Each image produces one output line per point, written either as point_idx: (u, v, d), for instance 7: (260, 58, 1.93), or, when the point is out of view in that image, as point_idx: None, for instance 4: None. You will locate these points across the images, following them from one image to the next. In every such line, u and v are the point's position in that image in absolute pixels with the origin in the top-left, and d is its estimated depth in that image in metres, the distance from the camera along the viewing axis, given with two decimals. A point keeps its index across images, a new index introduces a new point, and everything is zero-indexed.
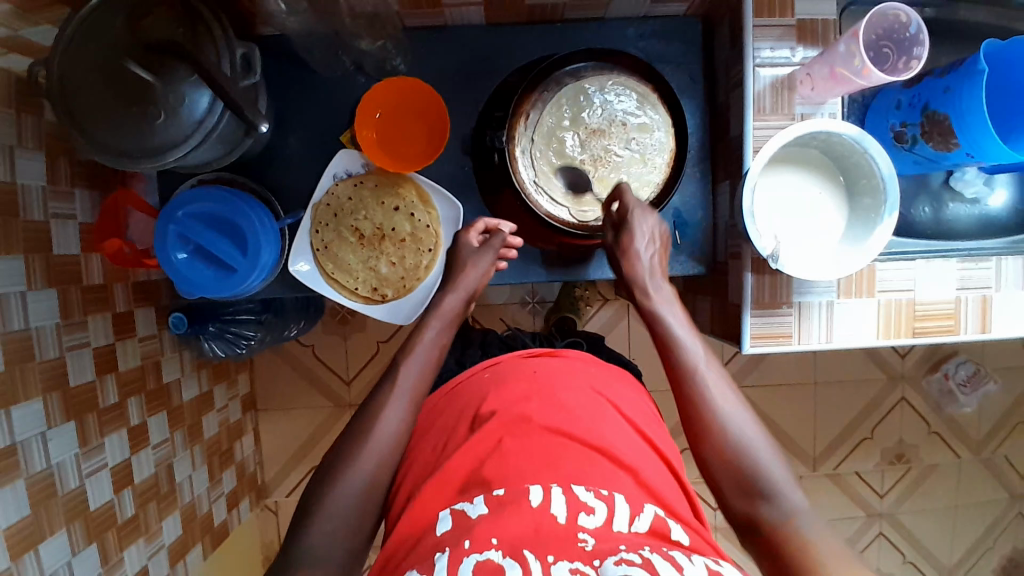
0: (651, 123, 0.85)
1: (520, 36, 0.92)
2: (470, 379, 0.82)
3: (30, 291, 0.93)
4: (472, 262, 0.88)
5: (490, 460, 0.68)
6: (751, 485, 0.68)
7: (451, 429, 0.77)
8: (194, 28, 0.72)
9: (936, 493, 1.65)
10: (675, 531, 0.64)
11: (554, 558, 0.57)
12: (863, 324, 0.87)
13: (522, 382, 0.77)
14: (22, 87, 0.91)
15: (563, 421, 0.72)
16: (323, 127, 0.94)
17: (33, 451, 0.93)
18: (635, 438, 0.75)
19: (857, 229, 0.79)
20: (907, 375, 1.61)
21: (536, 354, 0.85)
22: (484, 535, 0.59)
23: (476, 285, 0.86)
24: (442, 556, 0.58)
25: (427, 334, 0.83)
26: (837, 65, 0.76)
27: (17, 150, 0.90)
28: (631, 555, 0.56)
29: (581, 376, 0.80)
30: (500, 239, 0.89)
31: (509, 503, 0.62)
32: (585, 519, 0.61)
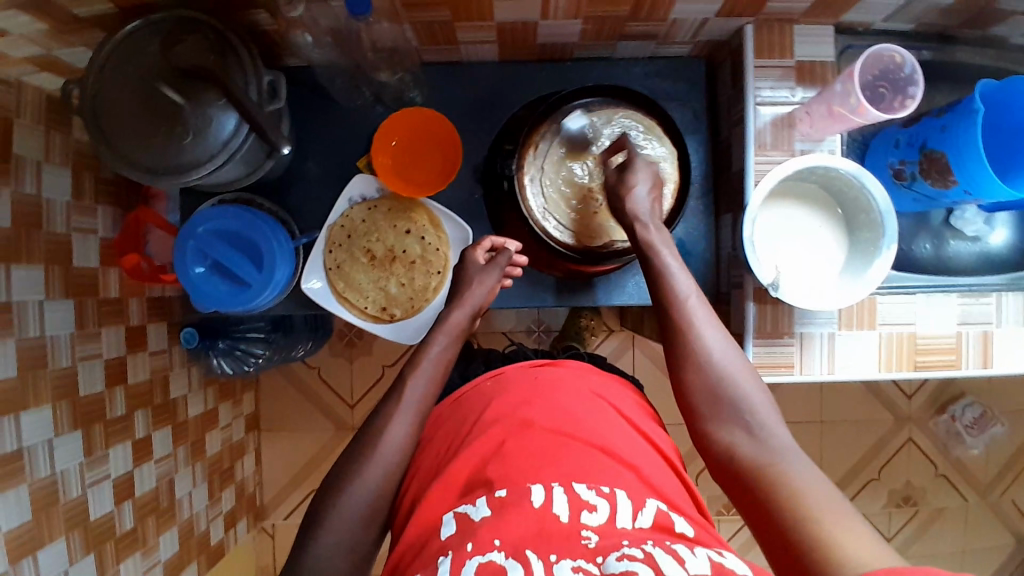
0: (657, 155, 0.89)
1: (531, 72, 0.97)
2: (474, 388, 0.84)
3: (48, 301, 0.96)
4: (478, 279, 0.90)
5: (494, 461, 0.69)
6: (736, 430, 0.69)
7: (455, 433, 0.78)
8: (225, 55, 0.76)
9: (945, 538, 1.61)
10: (679, 525, 0.65)
11: (557, 557, 0.58)
12: (864, 356, 0.88)
13: (524, 388, 0.79)
14: (54, 106, 0.96)
15: (564, 424, 0.73)
16: (341, 152, 0.98)
17: (39, 457, 0.94)
18: (638, 439, 0.76)
19: (857, 261, 0.81)
20: (913, 415, 1.60)
21: (540, 362, 0.86)
22: (486, 537, 0.60)
23: (482, 302, 0.88)
24: (445, 560, 0.60)
25: (433, 350, 0.85)
26: (834, 103, 0.79)
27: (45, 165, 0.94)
28: (633, 550, 0.57)
29: (581, 381, 0.81)
30: (505, 256, 0.91)
31: (511, 503, 0.63)
32: (588, 517, 0.62)
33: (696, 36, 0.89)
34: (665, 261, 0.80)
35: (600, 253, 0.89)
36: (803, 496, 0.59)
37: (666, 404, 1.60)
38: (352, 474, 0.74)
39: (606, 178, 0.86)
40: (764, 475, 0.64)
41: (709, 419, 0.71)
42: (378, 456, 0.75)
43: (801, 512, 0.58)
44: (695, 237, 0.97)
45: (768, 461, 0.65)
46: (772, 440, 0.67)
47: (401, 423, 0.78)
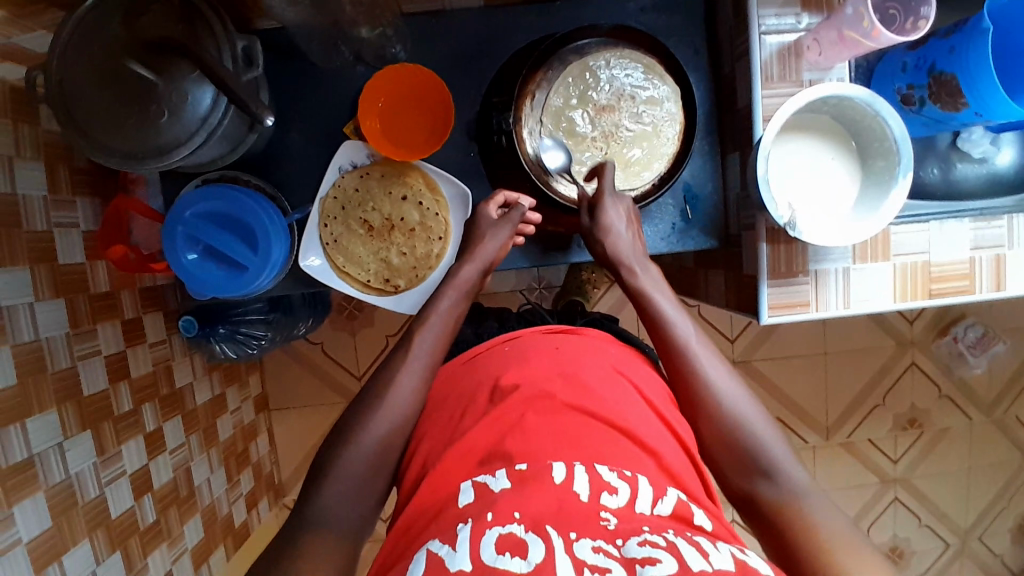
0: (659, 95, 0.84)
1: (519, 17, 0.91)
2: (490, 351, 0.82)
3: (38, 302, 0.93)
4: (489, 234, 0.87)
5: (513, 435, 0.68)
6: (750, 467, 0.71)
7: (469, 397, 0.77)
8: (194, 24, 0.71)
9: (950, 456, 1.66)
10: (698, 517, 0.64)
11: (577, 535, 0.57)
12: (880, 289, 0.87)
13: (545, 359, 0.78)
14: (17, 96, 0.89)
15: (586, 400, 0.72)
16: (325, 119, 0.92)
17: (51, 462, 0.93)
18: (651, 416, 0.74)
19: (872, 192, 0.79)
20: (916, 340, 1.62)
21: (556, 331, 0.85)
22: (506, 509, 0.59)
23: (493, 256, 0.85)
24: (465, 527, 0.59)
25: (442, 305, 0.83)
26: (845, 28, 0.75)
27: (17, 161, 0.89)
28: (656, 537, 0.57)
29: (602, 356, 0.80)
30: (518, 211, 0.87)
31: (532, 478, 0.63)
32: (607, 499, 0.62)
33: None
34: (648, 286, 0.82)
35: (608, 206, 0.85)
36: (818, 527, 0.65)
37: None
38: (379, 451, 0.73)
39: (608, 107, 0.84)
40: (790, 518, 0.66)
41: (728, 468, 0.73)
42: (399, 427, 0.75)
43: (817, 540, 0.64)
44: (702, 180, 0.94)
45: (790, 503, 0.67)
46: (790, 481, 0.69)
47: (419, 394, 0.77)
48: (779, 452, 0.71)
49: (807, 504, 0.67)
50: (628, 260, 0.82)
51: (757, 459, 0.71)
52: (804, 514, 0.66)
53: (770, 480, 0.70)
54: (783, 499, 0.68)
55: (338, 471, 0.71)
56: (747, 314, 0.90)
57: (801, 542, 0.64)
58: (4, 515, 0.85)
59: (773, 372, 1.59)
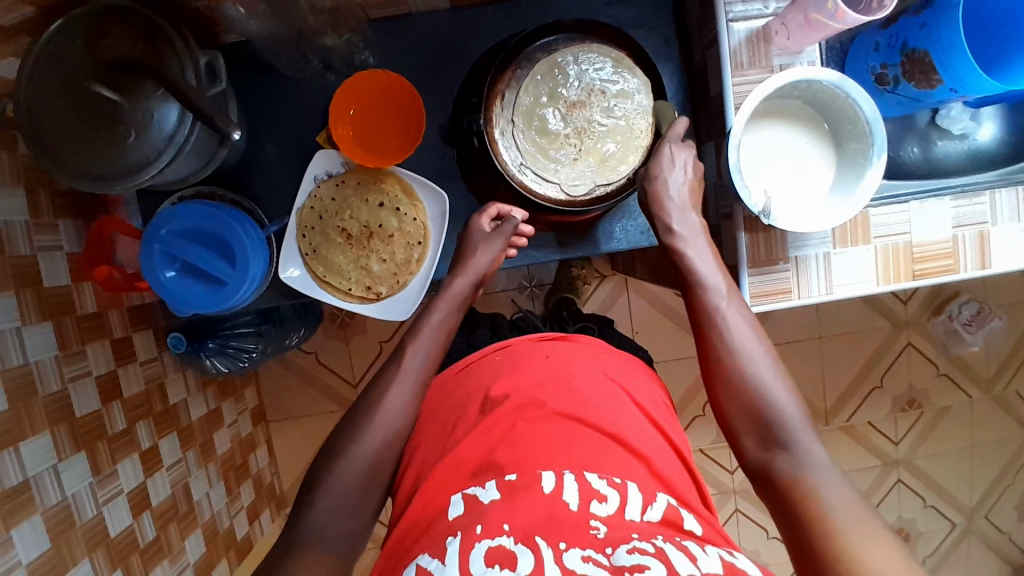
0: (630, 88, 0.83)
1: (486, 17, 0.91)
2: (483, 361, 0.82)
3: (26, 327, 0.93)
4: (482, 247, 0.87)
5: (503, 446, 0.69)
6: (767, 439, 0.69)
7: (460, 410, 0.77)
8: (156, 43, 0.71)
9: (951, 435, 1.65)
10: (688, 522, 0.64)
11: (566, 545, 0.57)
12: (862, 272, 0.86)
13: (539, 366, 0.78)
14: None
15: (577, 407, 0.72)
16: (298, 129, 0.92)
17: (47, 484, 0.93)
18: (647, 425, 0.75)
19: (846, 175, 0.78)
20: (912, 320, 1.61)
21: (549, 338, 0.85)
22: (496, 520, 0.60)
23: (484, 269, 0.86)
24: (454, 540, 0.59)
25: (433, 318, 0.83)
26: (810, 11, 0.74)
27: None
28: (643, 544, 0.56)
29: (594, 363, 0.80)
30: (511, 224, 0.87)
31: (521, 488, 0.63)
32: (597, 506, 0.62)
33: None
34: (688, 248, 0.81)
35: (584, 202, 0.85)
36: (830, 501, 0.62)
37: (667, 342, 1.60)
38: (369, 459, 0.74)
39: (579, 104, 0.83)
40: (798, 489, 0.64)
41: (744, 435, 0.71)
42: (384, 431, 0.75)
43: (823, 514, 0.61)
44: None
45: (803, 474, 0.65)
46: (805, 450, 0.67)
47: (405, 396, 0.78)
48: (798, 425, 0.69)
49: (819, 475, 0.64)
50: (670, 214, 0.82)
51: (774, 428, 0.69)
52: (813, 486, 0.64)
53: (786, 448, 0.67)
54: (797, 470, 0.65)
55: (324, 482, 0.71)
56: (731, 304, 0.89)
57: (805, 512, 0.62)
58: (0, 540, 0.85)
59: None
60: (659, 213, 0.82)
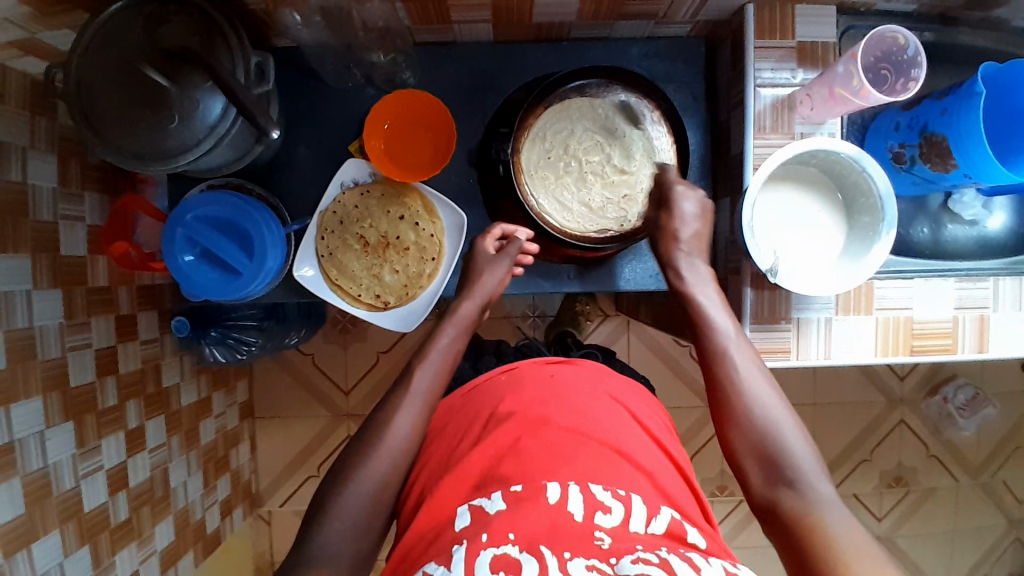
0: (629, 121, 0.86)
1: (526, 53, 0.94)
2: (488, 381, 0.84)
3: (35, 291, 0.97)
4: (487, 271, 0.89)
5: (507, 459, 0.70)
6: (777, 479, 0.67)
7: (466, 427, 0.78)
8: (211, 37, 0.73)
9: (935, 517, 1.64)
10: (692, 535, 0.64)
11: (571, 554, 0.58)
12: (861, 342, 0.87)
13: (540, 386, 0.79)
14: (36, 89, 0.98)
15: (578, 423, 0.74)
16: (331, 135, 0.95)
17: (31, 449, 0.94)
18: (651, 446, 0.77)
19: (856, 245, 0.81)
20: (906, 398, 1.61)
21: (554, 361, 0.87)
22: (500, 529, 0.60)
23: (492, 291, 0.88)
24: (460, 548, 0.60)
25: (442, 340, 0.85)
26: (836, 86, 0.77)
27: (30, 152, 0.96)
28: (649, 555, 0.58)
29: (597, 385, 0.82)
30: (516, 246, 0.90)
31: (526, 498, 0.64)
32: (601, 518, 0.63)
33: (695, 17, 0.87)
34: (702, 297, 0.80)
35: (596, 238, 0.85)
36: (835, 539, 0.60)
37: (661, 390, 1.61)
38: (353, 461, 0.74)
39: (585, 136, 0.85)
40: (804, 526, 0.62)
41: (751, 468, 0.70)
42: (372, 441, 0.75)
43: (829, 548, 0.59)
44: None
45: (810, 511, 0.63)
46: (816, 489, 0.66)
47: (397, 408, 0.78)
48: (807, 464, 0.68)
49: (826, 511, 0.63)
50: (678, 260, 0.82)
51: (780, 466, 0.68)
52: (823, 522, 0.62)
53: (792, 488, 0.66)
54: (808, 507, 0.64)
55: None
56: None
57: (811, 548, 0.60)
58: None
59: None
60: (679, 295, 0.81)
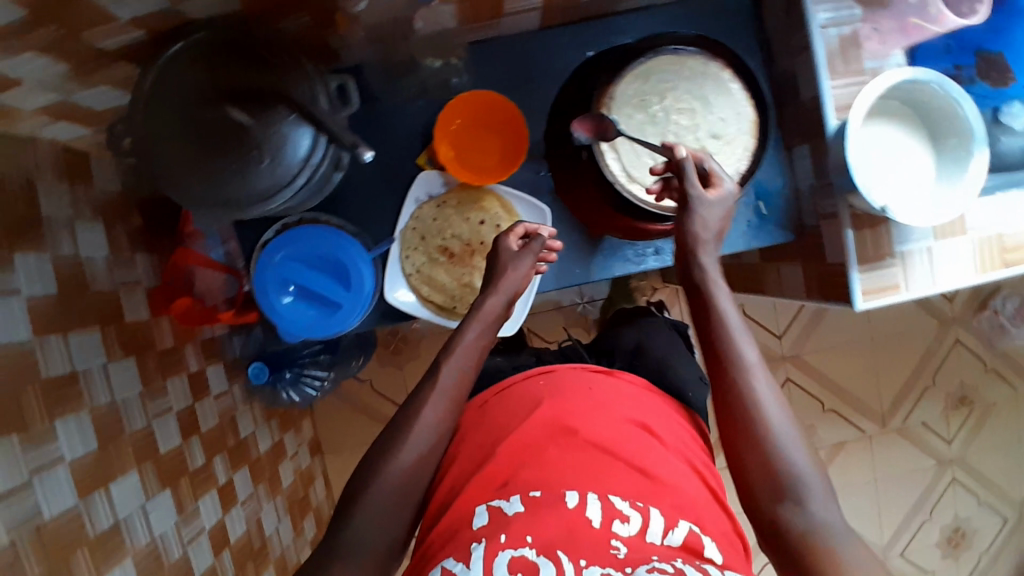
0: (706, 80, 0.82)
1: (575, 34, 0.93)
2: (524, 382, 0.84)
3: (111, 362, 0.92)
4: (511, 266, 0.83)
5: (532, 465, 0.71)
6: (782, 493, 0.66)
7: (499, 430, 0.77)
8: (284, 63, 0.71)
9: (1001, 429, 1.68)
10: (709, 550, 0.65)
11: (586, 562, 0.61)
12: (961, 264, 0.87)
13: (578, 396, 0.79)
14: (70, 156, 0.93)
15: (613, 437, 0.74)
16: (394, 151, 0.92)
17: (136, 525, 0.89)
18: (674, 451, 0.76)
19: (948, 167, 0.81)
20: (957, 317, 1.64)
21: (595, 368, 0.86)
22: (519, 531, 0.63)
23: (517, 288, 0.81)
24: (478, 546, 0.63)
25: (467, 337, 0.80)
26: (909, 16, 0.83)
27: (79, 224, 0.90)
28: (663, 564, 0.60)
29: (632, 397, 0.81)
30: (538, 244, 0.84)
31: (545, 504, 0.66)
32: (619, 526, 0.65)
33: None
34: (715, 289, 0.75)
35: None
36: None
37: None
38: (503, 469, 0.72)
39: (663, 104, 0.82)
40: (818, 552, 0.62)
41: (756, 484, 0.67)
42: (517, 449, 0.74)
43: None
44: (771, 175, 0.95)
45: (816, 536, 0.63)
46: (821, 513, 0.64)
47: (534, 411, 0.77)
48: (813, 480, 0.66)
49: (839, 542, 0.63)
50: (699, 239, 0.75)
51: (786, 483, 0.65)
52: (831, 549, 0.62)
53: (798, 507, 0.64)
54: (808, 529, 0.64)
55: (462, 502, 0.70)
56: (836, 302, 0.89)
57: None
58: None
59: (824, 361, 1.61)
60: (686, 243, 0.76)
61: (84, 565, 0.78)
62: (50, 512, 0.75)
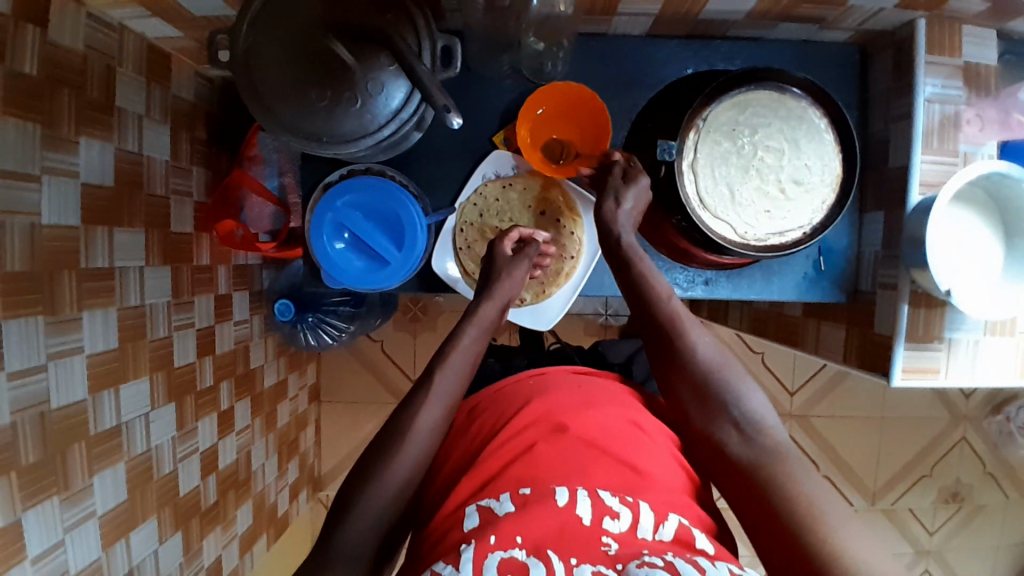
0: (799, 126, 0.81)
1: (677, 49, 0.91)
2: (515, 383, 0.83)
3: (147, 267, 0.92)
4: (507, 270, 0.84)
5: (522, 461, 0.69)
6: (723, 421, 0.73)
7: (489, 426, 0.77)
8: (397, 14, 0.70)
9: (985, 534, 1.66)
10: (700, 541, 0.63)
11: (577, 561, 0.58)
12: (1007, 365, 0.85)
13: (568, 394, 0.78)
14: (152, 56, 0.92)
15: (600, 435, 0.72)
16: (472, 124, 0.92)
17: (136, 431, 0.90)
18: (665, 451, 0.74)
19: (1017, 267, 0.80)
20: (969, 415, 1.63)
21: (583, 372, 0.87)
22: (509, 531, 0.60)
23: (511, 296, 0.82)
24: (467, 548, 0.59)
25: (464, 340, 0.78)
26: (1013, 111, 0.82)
27: (146, 121, 0.90)
28: (654, 559, 0.58)
29: (622, 401, 0.79)
30: (534, 248, 0.86)
31: (535, 501, 0.63)
32: (609, 523, 0.62)
33: (862, 24, 0.85)
34: (646, 266, 0.81)
35: (757, 248, 0.82)
36: (800, 484, 0.66)
37: None
38: None
39: (751, 139, 0.81)
40: (765, 472, 0.68)
41: (700, 419, 0.75)
42: None
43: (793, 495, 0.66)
44: (838, 235, 0.94)
45: (765, 462, 0.69)
46: (760, 434, 0.72)
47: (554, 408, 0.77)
48: (746, 390, 0.74)
49: (784, 457, 0.70)
50: (626, 233, 0.82)
51: (729, 410, 0.73)
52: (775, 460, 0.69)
53: (743, 432, 0.72)
54: (752, 454, 0.70)
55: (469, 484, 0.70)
56: (873, 373, 0.88)
57: (777, 493, 0.66)
58: (84, 486, 0.80)
59: (828, 427, 1.60)
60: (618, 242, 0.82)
61: (78, 459, 0.79)
62: (58, 403, 0.76)
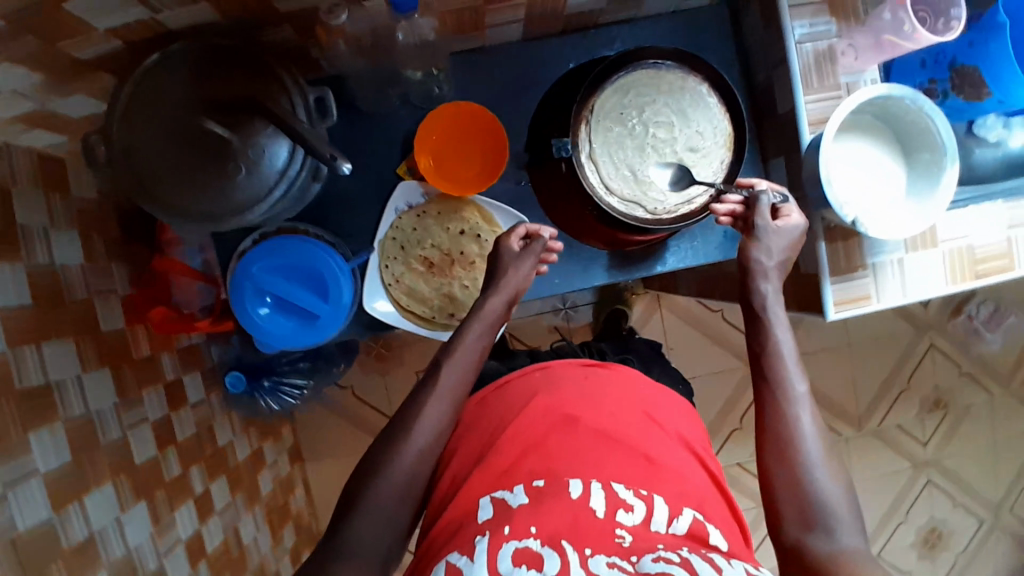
0: (682, 96, 0.84)
1: (556, 46, 0.93)
2: (521, 376, 0.81)
3: (85, 374, 0.89)
4: (513, 266, 0.84)
5: (534, 455, 0.69)
6: (811, 521, 0.65)
7: (498, 422, 0.75)
8: (265, 78, 0.71)
9: (974, 432, 1.71)
10: (714, 537, 0.63)
11: (591, 551, 0.58)
12: (933, 274, 0.88)
13: (577, 389, 0.78)
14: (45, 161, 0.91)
15: (612, 426, 0.72)
16: (374, 161, 0.92)
17: (111, 536, 0.87)
18: (680, 449, 0.74)
19: (919, 183, 0.83)
20: (933, 323, 1.67)
21: (591, 362, 0.84)
22: (523, 523, 0.60)
23: (519, 287, 0.82)
24: (482, 539, 0.60)
25: (467, 338, 0.80)
26: (884, 33, 0.82)
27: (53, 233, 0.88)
28: (669, 554, 0.57)
29: (639, 393, 0.79)
30: (541, 243, 0.85)
31: (550, 493, 0.64)
32: (623, 516, 0.62)
33: None
34: (773, 318, 0.76)
35: (669, 220, 0.84)
36: None
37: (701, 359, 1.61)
38: None
39: (640, 118, 0.83)
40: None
41: (787, 515, 0.66)
42: None
43: None
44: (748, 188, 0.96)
45: (840, 561, 0.62)
46: (845, 540, 0.64)
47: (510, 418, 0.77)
48: (842, 508, 0.65)
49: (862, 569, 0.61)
50: (763, 266, 0.78)
51: (819, 509, 0.65)
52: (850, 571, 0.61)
53: (827, 534, 0.64)
54: (834, 555, 0.63)
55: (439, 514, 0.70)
56: (811, 312, 0.90)
57: None
58: None
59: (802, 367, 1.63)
60: (750, 269, 0.79)
61: None
62: (25, 524, 0.74)
